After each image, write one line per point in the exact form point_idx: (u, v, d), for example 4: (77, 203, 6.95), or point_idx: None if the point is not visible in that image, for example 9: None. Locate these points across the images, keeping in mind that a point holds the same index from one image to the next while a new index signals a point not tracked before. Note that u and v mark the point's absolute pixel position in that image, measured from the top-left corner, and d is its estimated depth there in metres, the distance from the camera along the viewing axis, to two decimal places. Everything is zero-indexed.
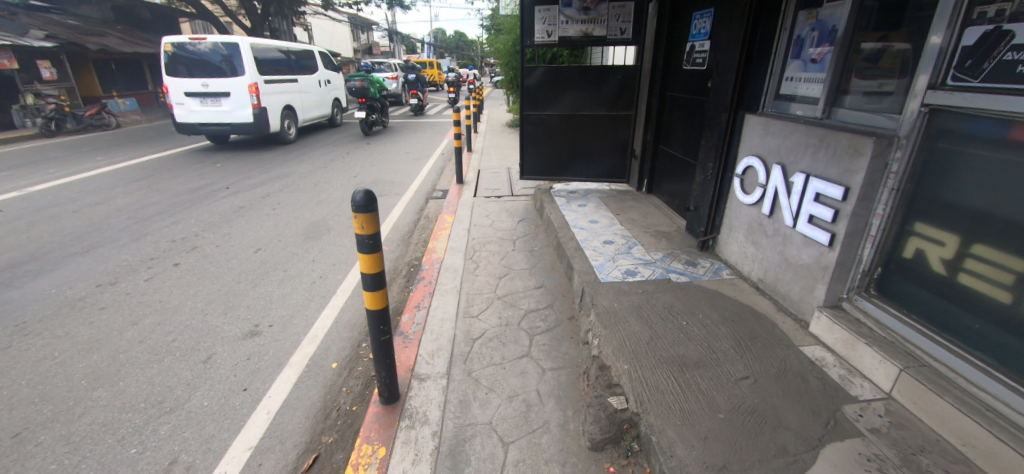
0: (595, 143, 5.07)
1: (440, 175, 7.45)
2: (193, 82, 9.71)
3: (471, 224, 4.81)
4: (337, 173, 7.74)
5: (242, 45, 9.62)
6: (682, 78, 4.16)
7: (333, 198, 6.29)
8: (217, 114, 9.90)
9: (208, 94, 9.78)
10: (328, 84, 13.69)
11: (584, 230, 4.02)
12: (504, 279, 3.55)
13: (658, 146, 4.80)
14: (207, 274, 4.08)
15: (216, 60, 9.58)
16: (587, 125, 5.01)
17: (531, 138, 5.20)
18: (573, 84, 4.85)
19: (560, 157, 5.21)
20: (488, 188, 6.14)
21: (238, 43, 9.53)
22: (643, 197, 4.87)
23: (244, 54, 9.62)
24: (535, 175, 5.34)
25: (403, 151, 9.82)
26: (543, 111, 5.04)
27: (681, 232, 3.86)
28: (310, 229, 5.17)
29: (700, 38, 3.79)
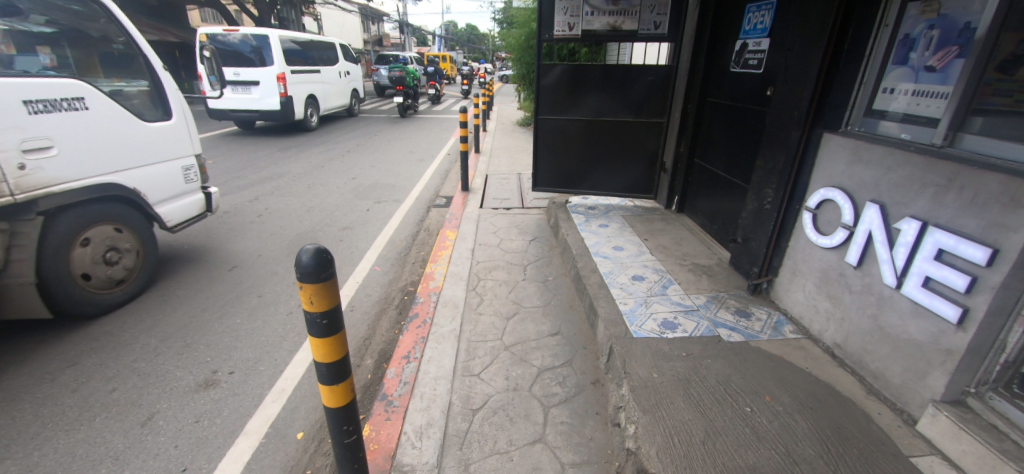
0: (619, 153, 4.43)
1: (445, 180, 6.86)
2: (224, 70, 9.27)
3: (476, 243, 4.22)
4: (333, 174, 7.17)
5: (271, 36, 9.25)
6: (728, 82, 3.51)
7: (326, 204, 5.72)
8: (245, 102, 9.42)
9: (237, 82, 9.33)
10: (348, 75, 13.20)
11: (608, 259, 3.41)
12: (512, 321, 2.96)
13: (693, 159, 4.15)
14: (170, 298, 3.54)
15: (246, 51, 9.19)
16: (610, 133, 4.37)
17: (546, 144, 4.58)
18: (597, 85, 4.21)
19: (579, 167, 4.59)
20: (496, 197, 5.54)
21: (268, 34, 9.16)
22: (673, 217, 4.24)
23: (273, 45, 9.26)
24: (549, 187, 4.73)
25: (407, 149, 9.23)
26: (560, 115, 4.42)
27: (724, 268, 3.24)
28: (295, 242, 4.61)
29: (755, 34, 3.15)
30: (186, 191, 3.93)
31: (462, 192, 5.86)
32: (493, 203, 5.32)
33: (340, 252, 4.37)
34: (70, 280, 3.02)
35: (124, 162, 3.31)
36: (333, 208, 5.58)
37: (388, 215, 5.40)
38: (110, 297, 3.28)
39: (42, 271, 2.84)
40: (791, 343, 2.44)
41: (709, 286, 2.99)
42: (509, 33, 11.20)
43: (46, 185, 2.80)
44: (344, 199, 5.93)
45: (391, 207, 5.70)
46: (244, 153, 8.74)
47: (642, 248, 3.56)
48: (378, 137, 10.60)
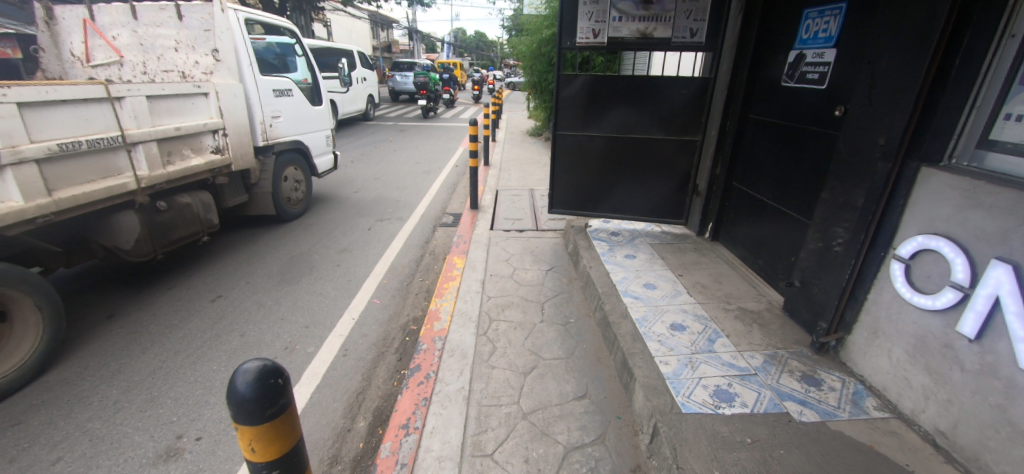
0: (645, 174, 4.00)
1: (452, 195, 6.45)
2: None
3: (486, 273, 3.79)
4: (333, 188, 6.79)
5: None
6: (779, 99, 3.06)
7: (323, 223, 5.32)
8: None
9: None
10: (365, 83, 12.93)
11: (640, 300, 2.96)
12: (530, 378, 2.52)
13: (731, 182, 3.69)
14: (141, 337, 3.13)
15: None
16: (636, 151, 3.94)
17: (563, 163, 4.16)
18: (623, 100, 3.79)
19: (601, 188, 4.16)
20: (508, 217, 5.11)
21: None
22: (708, 247, 3.79)
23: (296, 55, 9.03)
24: (567, 209, 4.30)
25: (413, 160, 8.85)
26: (580, 131, 3.99)
27: (777, 316, 2.77)
28: (287, 267, 4.20)
29: (816, 44, 2.70)
30: (322, 152, 5.82)
31: (470, 210, 5.44)
32: (504, 224, 4.89)
33: (335, 280, 3.95)
34: (282, 200, 5.06)
35: (309, 131, 5.40)
36: (331, 227, 5.18)
37: (389, 236, 4.99)
38: (296, 210, 5.35)
39: (270, 188, 4.79)
40: (878, 427, 1.97)
41: (764, 341, 2.53)
42: (520, 39, 10.80)
43: (278, 136, 4.84)
44: (344, 217, 5.53)
45: (394, 226, 5.29)
46: None
47: (677, 287, 3.10)
48: (383, 147, 10.24)
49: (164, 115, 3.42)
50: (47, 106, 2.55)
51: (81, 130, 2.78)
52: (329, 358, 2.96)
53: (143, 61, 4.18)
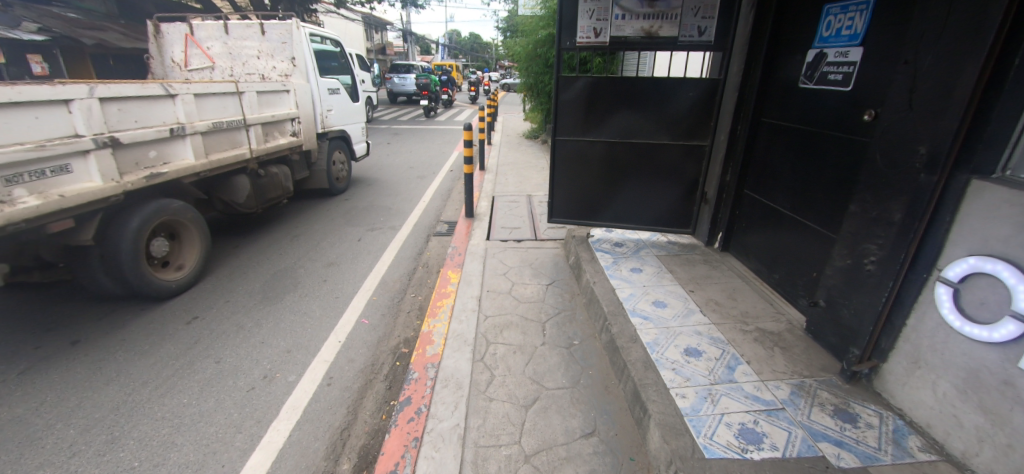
0: (650, 181, 3.78)
1: (447, 202, 6.21)
2: None
3: (483, 287, 3.55)
4: (323, 196, 6.54)
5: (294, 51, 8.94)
6: (797, 101, 2.83)
7: (311, 233, 5.07)
8: None
9: None
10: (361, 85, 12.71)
11: (649, 320, 2.72)
12: (532, 411, 2.28)
13: (742, 189, 3.47)
14: (107, 365, 2.88)
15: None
16: (640, 157, 3.71)
17: (563, 170, 3.93)
18: (626, 103, 3.56)
19: (603, 195, 3.93)
20: (505, 225, 4.87)
21: None
22: (718, 259, 3.56)
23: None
24: (567, 218, 4.07)
25: (406, 165, 8.61)
26: (581, 136, 3.77)
27: (800, 339, 2.54)
28: (270, 284, 3.94)
29: (840, 43, 2.48)
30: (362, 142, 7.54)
31: (466, 218, 5.20)
32: (501, 234, 4.65)
33: (321, 297, 3.70)
34: (332, 178, 6.39)
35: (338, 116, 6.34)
36: (319, 238, 4.92)
37: (380, 247, 4.74)
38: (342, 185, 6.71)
39: (325, 168, 6.12)
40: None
41: (789, 369, 2.29)
42: (515, 40, 10.57)
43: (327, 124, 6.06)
44: (333, 227, 5.27)
45: (385, 236, 5.04)
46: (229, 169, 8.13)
47: (690, 305, 2.87)
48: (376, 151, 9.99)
49: (267, 106, 4.77)
50: (206, 95, 3.83)
51: (222, 115, 4.05)
52: (310, 388, 2.71)
53: (231, 66, 5.41)
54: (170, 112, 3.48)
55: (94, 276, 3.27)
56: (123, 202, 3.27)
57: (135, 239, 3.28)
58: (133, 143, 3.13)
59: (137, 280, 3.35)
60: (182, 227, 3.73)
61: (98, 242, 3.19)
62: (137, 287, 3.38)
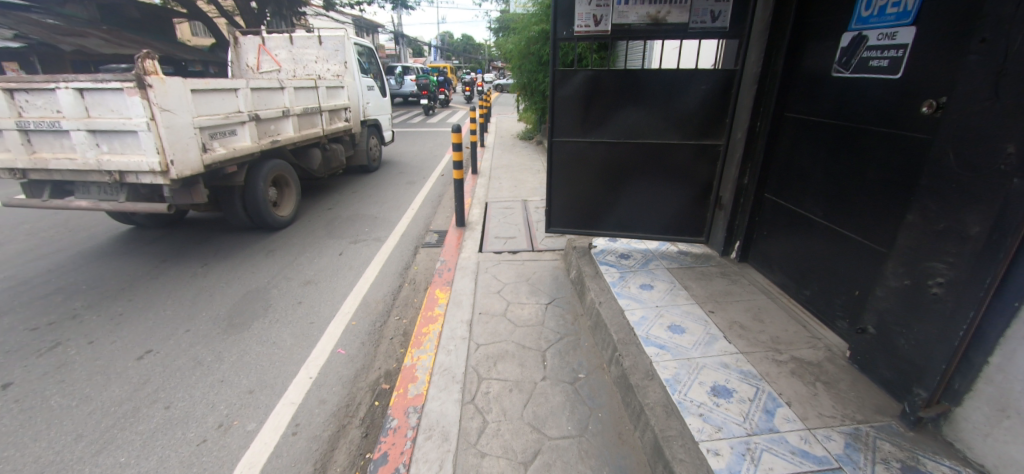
0: (658, 185, 3.40)
1: (437, 209, 5.83)
2: None
3: (475, 308, 3.16)
4: (304, 206, 6.13)
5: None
6: (831, 93, 2.46)
7: (288, 248, 4.66)
8: None
9: None
10: None
11: (666, 349, 2.35)
12: (532, 470, 1.90)
13: (762, 193, 3.10)
14: (37, 415, 2.47)
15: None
16: (647, 158, 3.33)
17: (561, 175, 3.54)
18: (629, 99, 3.19)
19: (605, 202, 3.55)
20: (499, 235, 4.49)
21: None
22: (736, 271, 3.19)
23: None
24: (567, 228, 3.68)
25: (395, 170, 8.22)
26: (579, 137, 3.39)
27: (845, 371, 2.16)
28: (237, 308, 3.53)
29: (885, 23, 2.11)
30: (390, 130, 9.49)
31: (457, 227, 4.80)
32: (494, 245, 4.26)
33: (293, 322, 3.30)
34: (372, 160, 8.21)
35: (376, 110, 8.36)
36: (296, 253, 4.52)
37: (364, 261, 4.34)
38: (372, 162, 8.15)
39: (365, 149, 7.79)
40: None
41: (839, 413, 1.91)
42: (507, 39, 10.17)
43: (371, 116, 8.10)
44: (313, 240, 4.87)
45: (369, 248, 4.64)
46: None
47: (711, 330, 2.48)
48: None
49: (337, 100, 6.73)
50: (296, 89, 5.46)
51: (305, 103, 5.70)
52: (272, 439, 2.31)
53: (294, 69, 7.00)
54: (274, 95, 5.02)
55: (230, 210, 4.78)
56: (252, 162, 4.85)
57: (261, 186, 4.87)
58: (270, 121, 4.92)
59: (273, 219, 5.09)
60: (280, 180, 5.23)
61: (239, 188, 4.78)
62: (260, 218, 4.97)
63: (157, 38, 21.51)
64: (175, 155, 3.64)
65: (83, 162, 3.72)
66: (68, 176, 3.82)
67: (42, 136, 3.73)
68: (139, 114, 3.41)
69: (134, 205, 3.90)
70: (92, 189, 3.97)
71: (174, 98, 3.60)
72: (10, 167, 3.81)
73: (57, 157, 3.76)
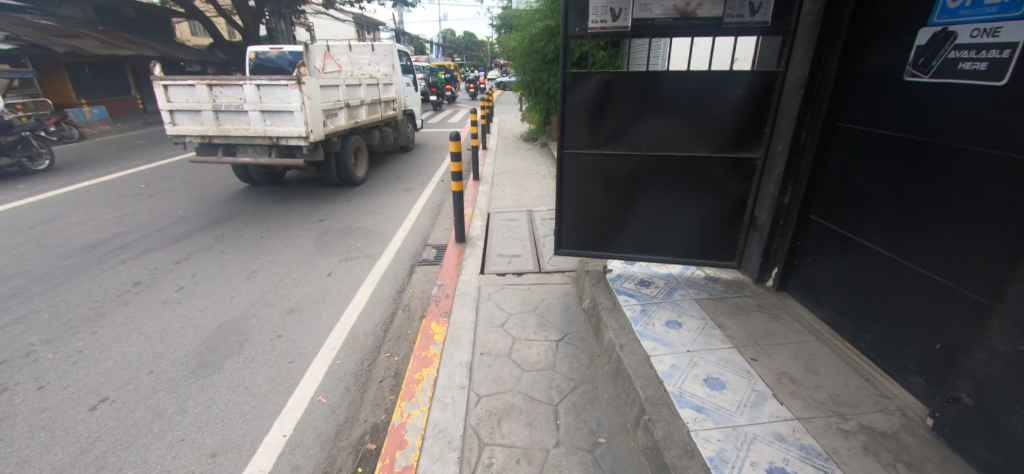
0: (683, 202, 2.99)
1: (436, 221, 5.43)
2: None
3: (476, 346, 2.77)
4: (295, 217, 5.75)
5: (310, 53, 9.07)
6: (905, 99, 2.04)
7: (273, 267, 4.28)
8: None
9: None
10: None
11: (706, 412, 1.94)
12: None
13: (807, 214, 2.68)
14: None
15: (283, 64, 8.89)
16: (670, 173, 2.92)
17: (571, 190, 3.14)
18: (651, 106, 2.77)
19: (621, 221, 3.15)
20: (503, 252, 4.09)
21: None
22: (774, 304, 2.78)
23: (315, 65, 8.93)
24: (578, 249, 3.29)
25: (392, 176, 7.83)
26: (593, 148, 2.98)
27: (930, 448, 1.75)
28: (210, 342, 3.15)
29: (983, 16, 1.69)
30: None
31: (456, 243, 4.39)
32: (497, 265, 3.86)
33: (270, 361, 2.92)
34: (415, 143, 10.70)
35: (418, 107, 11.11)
36: (281, 274, 4.13)
37: (353, 283, 3.94)
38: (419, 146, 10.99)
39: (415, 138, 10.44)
40: None
41: None
42: (509, 37, 9.73)
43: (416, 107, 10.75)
44: (300, 257, 4.49)
45: (360, 267, 4.25)
46: (198, 186, 7.36)
47: (757, 387, 2.08)
48: None
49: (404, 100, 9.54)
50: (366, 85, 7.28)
51: (373, 95, 7.62)
52: None
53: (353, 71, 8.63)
54: (370, 91, 7.44)
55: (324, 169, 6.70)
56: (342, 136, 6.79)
57: (346, 155, 6.85)
58: (354, 106, 6.78)
59: (359, 179, 7.22)
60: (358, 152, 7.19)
61: (334, 154, 6.82)
62: (346, 176, 6.99)
63: (154, 39, 21.30)
64: (312, 127, 5.60)
65: (252, 131, 5.66)
66: (239, 140, 5.76)
67: (226, 115, 5.69)
68: (297, 100, 5.35)
69: (278, 160, 5.79)
70: (251, 151, 5.92)
71: (313, 90, 5.51)
72: (201, 134, 5.76)
73: (235, 129, 5.72)
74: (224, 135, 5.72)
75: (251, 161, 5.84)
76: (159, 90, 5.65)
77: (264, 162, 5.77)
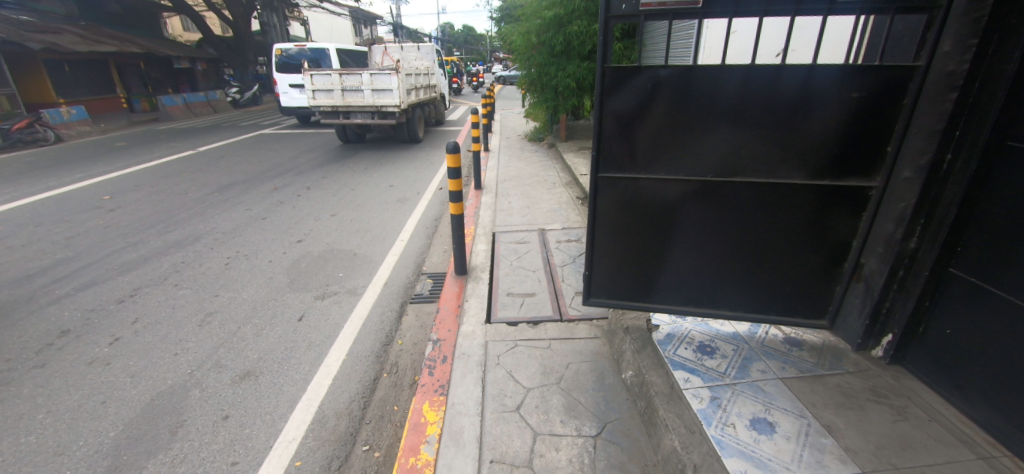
0: (758, 243, 2.23)
1: (433, 242, 4.71)
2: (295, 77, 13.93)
3: (485, 448, 2.01)
4: (271, 236, 5.00)
5: (327, 50, 13.98)
6: None
7: (235, 307, 3.54)
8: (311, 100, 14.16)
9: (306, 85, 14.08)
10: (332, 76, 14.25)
11: None
12: None
13: (947, 268, 1.91)
14: None
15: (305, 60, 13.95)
16: (743, 206, 2.15)
17: (605, 224, 2.38)
18: (723, 115, 2.00)
19: (669, 264, 2.40)
20: (513, 290, 3.35)
21: (327, 49, 13.90)
22: (894, 388, 2.03)
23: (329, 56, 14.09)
24: (612, 299, 2.54)
25: (384, 182, 7.06)
26: (637, 171, 2.21)
27: None
28: (135, 428, 2.41)
29: None
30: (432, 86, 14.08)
31: (455, 276, 3.62)
32: (505, 310, 3.09)
33: (205, 463, 2.17)
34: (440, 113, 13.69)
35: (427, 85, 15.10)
36: (241, 319, 3.37)
37: (329, 332, 3.18)
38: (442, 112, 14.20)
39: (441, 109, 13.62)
40: None
41: None
42: (511, 27, 8.88)
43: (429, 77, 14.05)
44: (269, 292, 3.74)
45: (338, 308, 3.48)
46: (169, 197, 6.60)
47: None
48: (352, 164, 8.45)
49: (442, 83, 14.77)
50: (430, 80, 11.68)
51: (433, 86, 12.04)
52: None
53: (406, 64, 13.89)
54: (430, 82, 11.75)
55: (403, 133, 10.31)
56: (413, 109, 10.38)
57: (414, 124, 10.26)
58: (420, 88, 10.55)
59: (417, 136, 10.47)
60: (423, 124, 10.69)
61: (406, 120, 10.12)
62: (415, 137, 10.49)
63: (140, 34, 20.46)
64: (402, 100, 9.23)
65: (365, 102, 9.18)
66: (356, 109, 9.25)
67: (349, 92, 9.18)
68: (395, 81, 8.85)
69: (379, 120, 9.26)
70: (361, 116, 9.42)
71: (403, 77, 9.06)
72: (332, 105, 9.19)
73: (353, 101, 9.19)
74: (347, 106, 9.22)
75: (361, 121, 9.31)
76: (307, 78, 9.05)
77: (372, 122, 9.26)
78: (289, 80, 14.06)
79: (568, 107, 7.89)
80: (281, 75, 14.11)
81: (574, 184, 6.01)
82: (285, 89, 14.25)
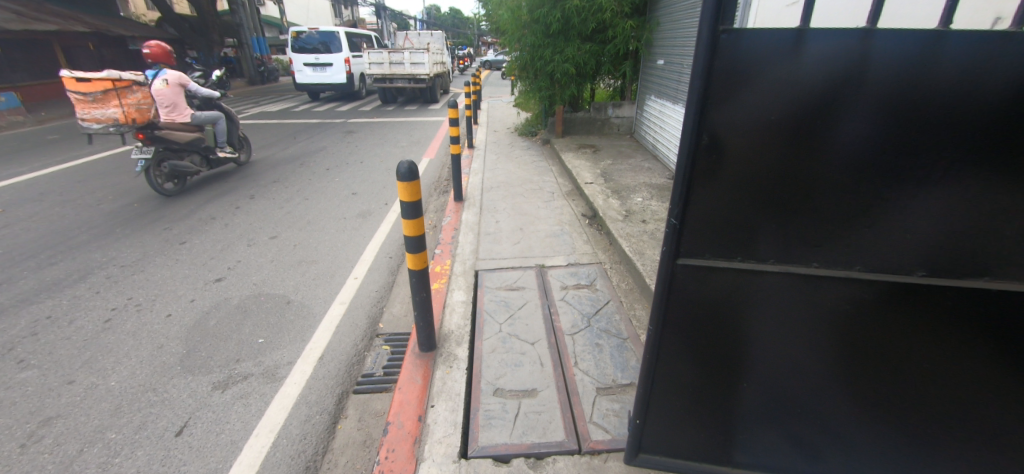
0: (990, 406, 1.10)
1: (398, 279, 3.60)
2: (307, 56, 13.93)
3: None
4: (183, 271, 3.80)
5: (337, 33, 13.97)
6: None
7: (91, 408, 2.38)
8: (323, 78, 14.17)
9: (318, 64, 14.02)
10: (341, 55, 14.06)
11: None
12: None
13: None
14: None
15: (316, 44, 13.92)
16: (973, 336, 1.04)
17: (675, 349, 1.27)
18: (987, 148, 0.87)
19: (785, 410, 1.31)
20: (503, 380, 2.26)
21: (337, 31, 13.85)
22: None
23: (338, 38, 13.97)
24: (676, 461, 1.46)
25: (345, 187, 5.89)
26: (753, 259, 1.10)
27: None
28: None
29: None
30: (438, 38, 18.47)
31: (419, 353, 2.50)
32: (490, 431, 1.98)
33: None
34: None
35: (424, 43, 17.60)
36: (89, 435, 2.21)
37: (215, 464, 2.03)
38: None
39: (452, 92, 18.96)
40: None
41: None
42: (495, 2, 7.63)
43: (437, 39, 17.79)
44: (149, 378, 2.58)
45: (241, 411, 2.32)
46: (73, 210, 5.29)
47: None
48: (312, 163, 7.17)
49: None
50: None
51: None
52: None
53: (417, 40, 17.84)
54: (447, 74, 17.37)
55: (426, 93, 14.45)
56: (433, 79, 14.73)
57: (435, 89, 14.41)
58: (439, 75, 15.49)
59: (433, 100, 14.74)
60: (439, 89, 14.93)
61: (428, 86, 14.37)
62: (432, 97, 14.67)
63: (93, 12, 18.76)
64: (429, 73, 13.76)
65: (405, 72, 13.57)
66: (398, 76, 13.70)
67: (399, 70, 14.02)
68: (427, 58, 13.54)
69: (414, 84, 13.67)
70: (401, 82, 13.80)
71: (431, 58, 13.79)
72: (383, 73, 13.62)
73: (399, 72, 13.71)
74: (392, 74, 13.65)
75: (403, 84, 13.71)
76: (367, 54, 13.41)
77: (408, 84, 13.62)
78: (301, 59, 13.98)
79: (566, 97, 6.73)
80: (294, 56, 14.01)
81: (577, 194, 4.89)
82: (299, 68, 14.10)
